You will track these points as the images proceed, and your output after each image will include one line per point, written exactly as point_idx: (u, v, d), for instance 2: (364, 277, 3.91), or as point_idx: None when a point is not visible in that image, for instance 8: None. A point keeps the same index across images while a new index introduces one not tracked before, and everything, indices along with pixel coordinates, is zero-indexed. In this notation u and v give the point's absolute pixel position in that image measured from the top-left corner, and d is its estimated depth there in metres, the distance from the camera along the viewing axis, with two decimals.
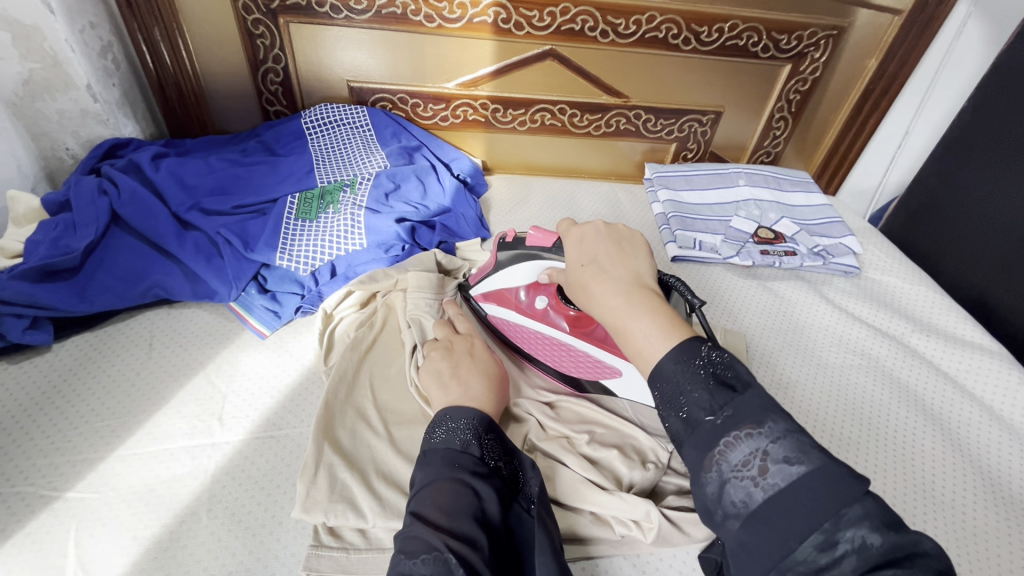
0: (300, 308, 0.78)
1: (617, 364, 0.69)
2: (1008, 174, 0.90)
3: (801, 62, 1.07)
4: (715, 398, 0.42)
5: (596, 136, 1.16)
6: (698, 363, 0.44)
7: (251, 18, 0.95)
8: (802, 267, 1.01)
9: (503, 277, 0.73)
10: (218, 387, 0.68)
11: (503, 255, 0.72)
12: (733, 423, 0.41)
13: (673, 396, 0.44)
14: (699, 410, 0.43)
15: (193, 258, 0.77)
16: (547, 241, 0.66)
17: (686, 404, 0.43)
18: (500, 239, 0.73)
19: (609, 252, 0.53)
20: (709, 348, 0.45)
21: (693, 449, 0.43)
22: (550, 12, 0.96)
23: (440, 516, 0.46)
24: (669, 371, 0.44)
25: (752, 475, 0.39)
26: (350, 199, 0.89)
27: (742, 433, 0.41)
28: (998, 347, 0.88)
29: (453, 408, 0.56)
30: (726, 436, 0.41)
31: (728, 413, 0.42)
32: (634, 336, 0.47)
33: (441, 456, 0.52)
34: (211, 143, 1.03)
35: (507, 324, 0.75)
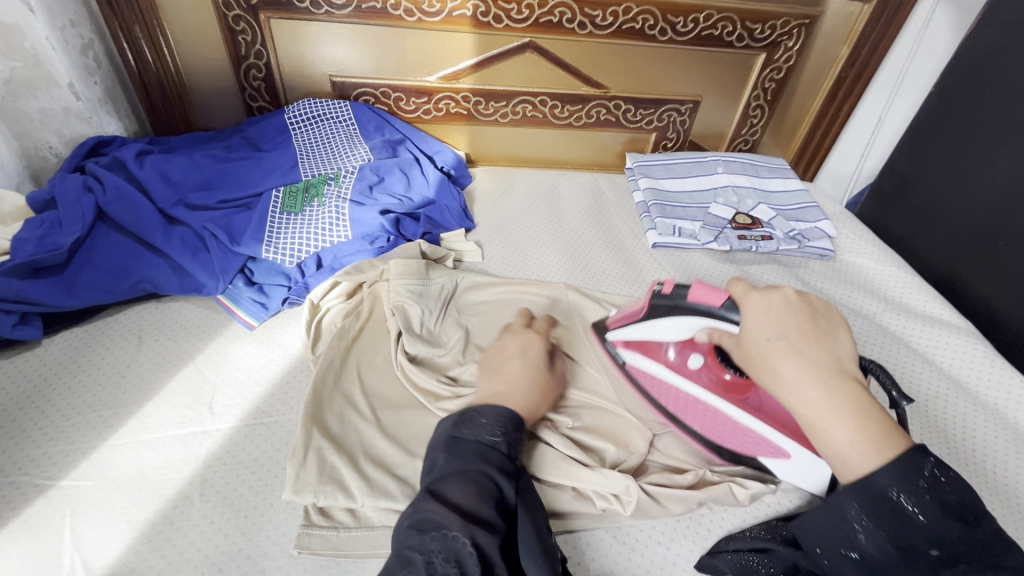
0: (286, 300, 0.80)
1: (785, 444, 0.61)
2: (973, 157, 0.94)
3: (775, 51, 1.10)
4: (945, 531, 0.45)
5: (577, 127, 1.18)
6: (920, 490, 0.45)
7: (231, 15, 0.95)
8: (778, 251, 1.03)
9: (656, 331, 0.67)
10: (207, 378, 0.70)
11: (659, 307, 0.65)
12: (953, 555, 0.45)
13: (881, 515, 0.46)
14: (928, 544, 0.45)
15: (179, 252, 0.78)
16: (716, 299, 0.59)
17: (906, 531, 0.45)
18: (656, 287, 0.65)
19: (799, 327, 0.52)
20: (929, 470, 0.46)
21: (889, 567, 0.46)
22: (528, 5, 0.98)
23: (465, 504, 0.48)
24: (889, 495, 0.46)
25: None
26: (335, 192, 0.90)
27: (961, 572, 0.44)
28: (965, 324, 0.91)
29: (488, 406, 0.57)
30: (941, 573, 0.44)
31: (954, 546, 0.45)
32: (834, 442, 0.48)
33: (472, 447, 0.53)
34: (195, 140, 1.04)
35: (651, 379, 0.70)
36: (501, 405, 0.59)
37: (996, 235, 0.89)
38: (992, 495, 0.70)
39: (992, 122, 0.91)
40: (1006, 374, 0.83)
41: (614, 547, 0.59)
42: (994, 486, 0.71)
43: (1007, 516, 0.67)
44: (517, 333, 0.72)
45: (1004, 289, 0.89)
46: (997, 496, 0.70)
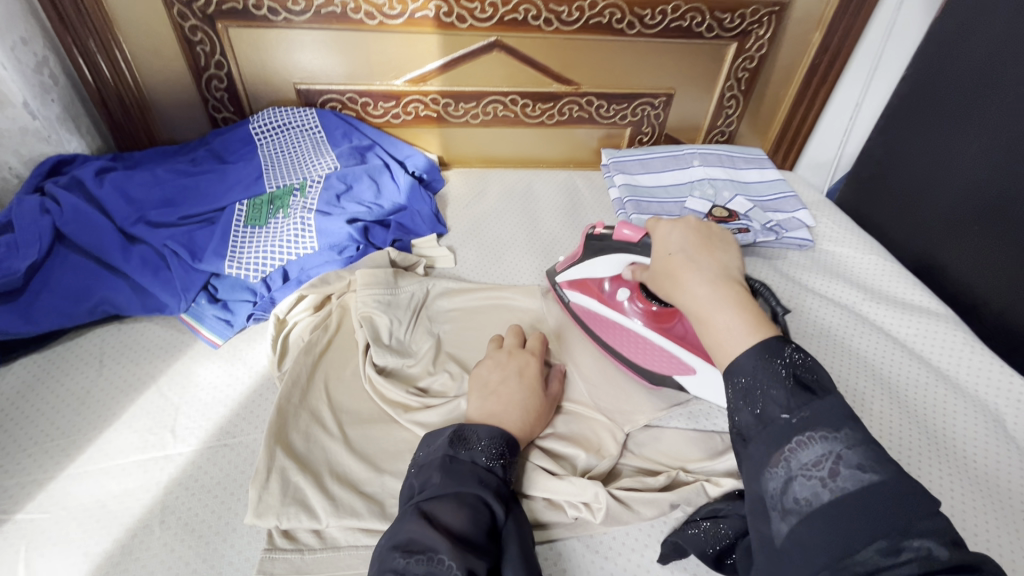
0: (252, 315, 0.78)
1: (693, 361, 0.68)
2: (947, 139, 0.93)
3: (747, 40, 1.08)
4: (792, 397, 0.42)
5: (550, 125, 1.16)
6: (780, 364, 0.43)
7: (188, 25, 0.93)
8: (757, 243, 1.01)
9: (591, 268, 0.75)
10: (170, 400, 0.68)
11: (595, 248, 0.74)
12: (803, 420, 0.40)
13: (748, 394, 0.43)
14: (774, 406, 0.42)
15: (140, 272, 0.77)
16: (633, 237, 0.67)
17: (764, 399, 0.43)
18: (591, 230, 0.75)
19: (694, 243, 0.55)
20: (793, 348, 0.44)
21: (762, 445, 0.41)
22: (492, 3, 0.96)
23: (458, 528, 0.48)
24: (750, 368, 0.44)
25: (821, 475, 0.38)
26: (300, 203, 0.89)
27: (817, 434, 0.40)
28: (945, 310, 0.90)
29: (483, 426, 0.57)
30: (798, 435, 0.40)
31: (809, 415, 0.41)
32: (713, 329, 0.48)
33: (469, 470, 0.53)
34: (160, 154, 1.02)
35: (589, 313, 0.78)
36: (497, 425, 0.59)
37: (973, 219, 0.88)
38: (975, 485, 0.68)
39: (966, 104, 0.89)
40: (987, 360, 0.82)
41: (587, 557, 0.58)
42: (976, 476, 0.69)
43: (991, 507, 0.66)
44: (512, 351, 0.70)
45: (983, 274, 0.88)
46: (981, 486, 0.68)
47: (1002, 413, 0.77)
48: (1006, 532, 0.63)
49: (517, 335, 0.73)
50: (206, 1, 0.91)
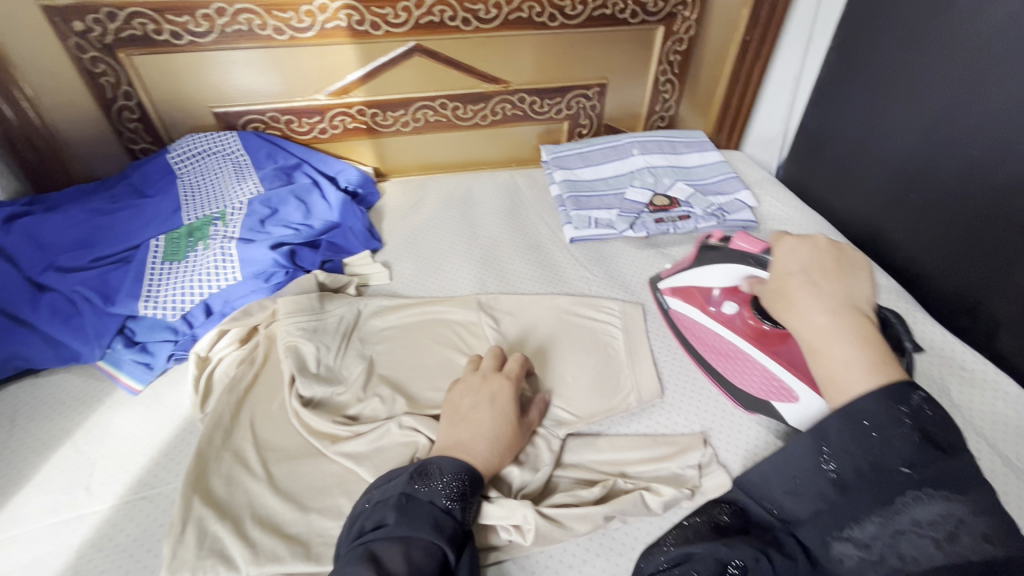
0: (173, 355, 0.75)
1: (797, 388, 0.64)
2: (877, 107, 0.92)
3: (673, 22, 1.06)
4: (921, 453, 0.40)
5: (485, 126, 1.13)
6: (906, 413, 0.41)
7: (88, 57, 0.90)
8: (698, 229, 1.00)
9: (701, 275, 0.75)
10: (86, 455, 0.65)
11: (708, 251, 0.75)
12: (927, 477, 0.39)
13: (859, 435, 0.42)
14: (897, 458, 0.40)
15: (49, 322, 0.73)
16: (754, 247, 0.68)
17: (881, 451, 0.41)
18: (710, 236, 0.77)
19: (822, 266, 0.51)
20: (918, 398, 0.41)
21: (864, 495, 0.42)
22: (404, 7, 0.93)
23: (400, 572, 0.45)
24: (872, 413, 0.41)
25: (937, 536, 0.38)
26: (221, 232, 0.85)
27: (939, 493, 0.39)
28: (887, 280, 0.89)
29: (448, 458, 0.55)
30: (913, 493, 0.40)
31: (927, 468, 0.40)
32: (829, 363, 0.45)
33: (426, 511, 0.50)
34: (78, 193, 0.97)
35: (690, 323, 0.78)
36: (461, 458, 0.56)
37: (908, 187, 0.88)
38: None
39: (892, 70, 0.88)
40: (930, 328, 0.81)
41: None
42: None
43: None
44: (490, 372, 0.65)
45: (924, 240, 0.86)
46: None
47: (945, 381, 0.75)
48: None
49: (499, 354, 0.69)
50: (103, 31, 0.87)
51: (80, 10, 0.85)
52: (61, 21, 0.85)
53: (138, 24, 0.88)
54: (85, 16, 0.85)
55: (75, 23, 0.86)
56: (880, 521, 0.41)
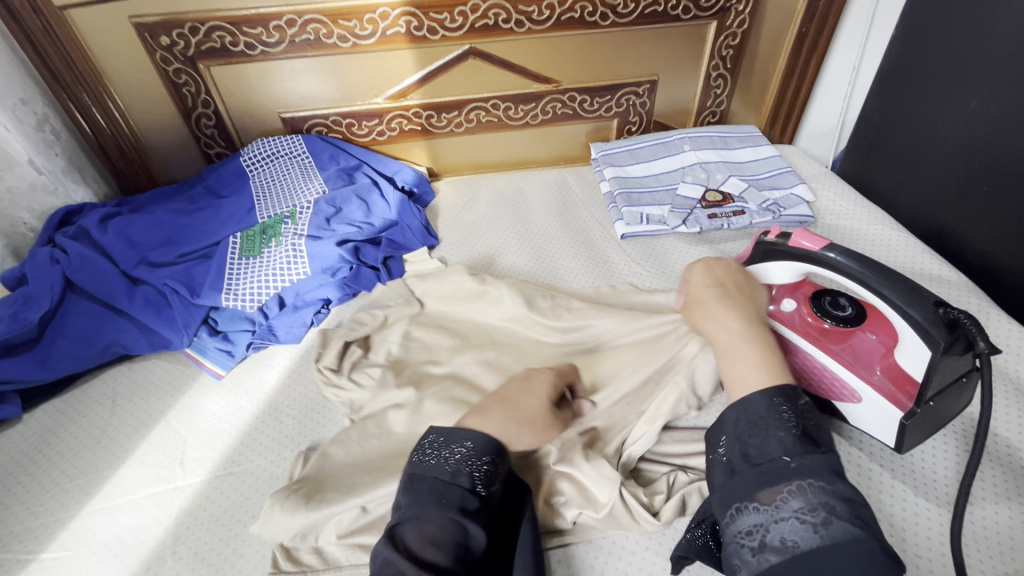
0: (251, 344, 0.81)
1: (858, 388, 0.64)
2: (943, 97, 0.89)
3: (726, 17, 1.05)
4: (797, 443, 0.47)
5: (536, 125, 1.15)
6: (789, 408, 0.49)
7: (172, 69, 0.97)
8: (753, 224, 0.99)
9: (758, 272, 0.74)
10: (179, 433, 0.71)
11: (763, 249, 0.72)
12: (803, 467, 0.45)
13: (753, 425, 0.49)
14: (782, 448, 0.47)
15: (144, 312, 0.80)
16: (815, 245, 0.65)
17: (771, 440, 0.48)
18: (764, 234, 0.73)
19: (727, 284, 0.63)
20: (803, 403, 0.50)
21: (750, 479, 0.46)
22: (460, 12, 0.96)
23: (419, 549, 0.47)
24: (758, 407, 0.50)
25: (814, 522, 0.43)
26: (291, 230, 0.91)
27: (810, 483, 0.44)
28: (956, 275, 0.86)
29: (447, 428, 0.56)
30: (789, 482, 0.45)
31: (803, 455, 0.46)
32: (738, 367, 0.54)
33: (429, 486, 0.51)
34: (161, 195, 1.05)
35: None
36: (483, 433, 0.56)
37: (980, 177, 0.84)
38: (997, 469, 0.63)
39: (957, 58, 0.85)
40: (1005, 324, 0.78)
41: (587, 562, 0.58)
42: (1001, 459, 0.64)
43: (1012, 487, 0.61)
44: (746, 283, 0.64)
45: (997, 232, 0.83)
46: (1003, 469, 0.63)
47: None
48: None
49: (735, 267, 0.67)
50: (185, 44, 0.94)
51: (166, 25, 0.92)
52: (150, 36, 0.93)
53: (217, 37, 0.94)
54: (170, 31, 0.92)
55: (162, 38, 0.93)
56: (757, 506, 0.45)
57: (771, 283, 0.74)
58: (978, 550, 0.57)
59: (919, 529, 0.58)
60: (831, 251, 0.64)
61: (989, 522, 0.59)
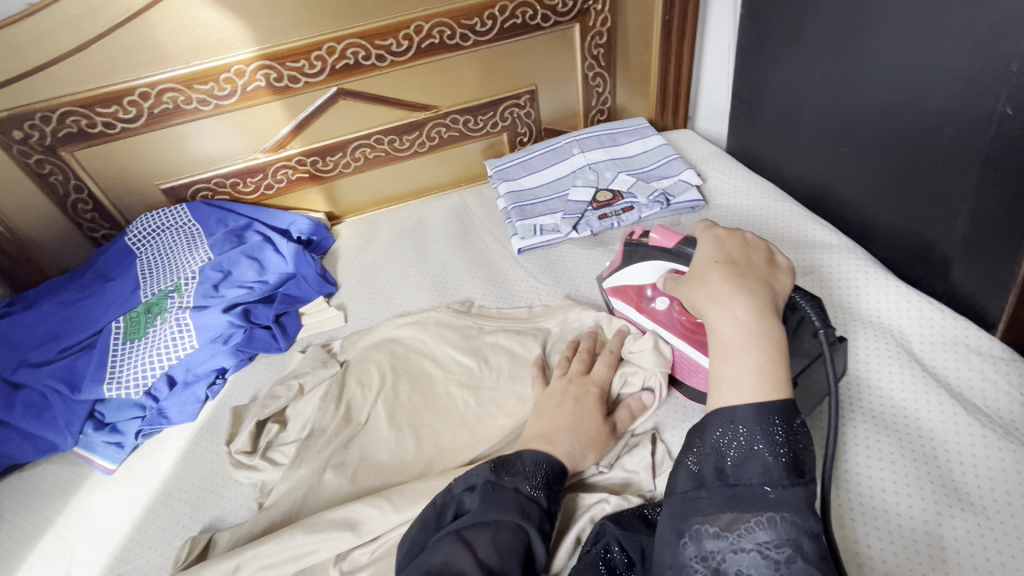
0: (141, 432, 0.79)
1: None
2: (798, 64, 0.90)
3: (587, 18, 1.06)
4: (784, 472, 0.42)
5: (426, 152, 1.15)
6: (778, 431, 0.43)
7: (33, 160, 0.95)
8: (644, 218, 0.99)
9: (631, 275, 0.75)
10: (67, 540, 0.69)
11: (630, 252, 0.73)
12: (782, 499, 0.41)
13: (733, 438, 0.44)
14: (763, 475, 0.42)
15: (23, 418, 0.77)
16: (671, 242, 0.66)
17: (754, 455, 0.43)
18: (630, 236, 0.74)
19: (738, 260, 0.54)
20: (799, 423, 0.44)
21: (717, 500, 0.42)
22: (317, 56, 0.96)
23: (489, 561, 0.45)
24: (746, 418, 0.44)
25: (778, 559, 0.39)
26: (176, 303, 0.88)
27: (785, 519, 0.40)
28: (838, 239, 0.86)
29: (534, 456, 0.56)
30: (762, 514, 0.41)
31: (787, 486, 0.41)
32: (730, 372, 0.46)
33: (512, 499, 0.50)
34: (51, 287, 1.02)
35: (630, 319, 0.78)
36: (545, 452, 0.57)
37: (843, 138, 0.85)
38: (882, 433, 0.63)
39: (803, 25, 0.86)
40: (883, 283, 0.78)
41: None
42: (885, 421, 0.65)
43: (895, 449, 0.62)
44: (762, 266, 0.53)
45: (867, 191, 0.83)
46: (888, 432, 0.63)
47: (905, 336, 0.73)
48: (916, 476, 0.59)
49: (763, 249, 0.56)
50: (41, 134, 0.92)
51: (17, 119, 0.90)
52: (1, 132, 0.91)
53: (72, 122, 0.92)
54: (22, 124, 0.91)
55: (14, 131, 0.91)
56: (717, 530, 0.41)
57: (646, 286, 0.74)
58: (862, 518, 0.57)
59: None
60: (689, 246, 0.63)
61: (873, 487, 0.59)
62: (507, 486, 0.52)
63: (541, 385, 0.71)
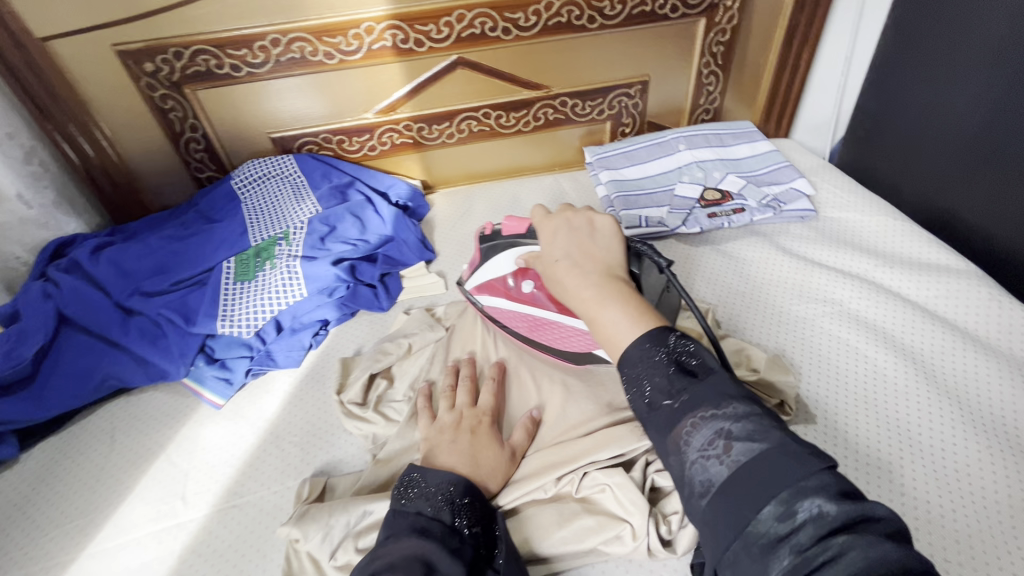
0: (250, 371, 0.80)
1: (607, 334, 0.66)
2: (942, 81, 0.87)
3: (715, 13, 1.04)
4: (673, 382, 0.45)
5: (529, 132, 1.14)
6: (663, 352, 0.47)
7: (158, 94, 0.96)
8: (754, 222, 0.98)
9: (492, 269, 0.76)
10: (178, 467, 0.70)
11: (488, 247, 0.76)
12: (686, 403, 0.44)
13: (639, 377, 0.47)
14: (661, 393, 0.45)
15: (138, 343, 0.79)
16: (522, 227, 0.73)
17: (651, 385, 0.46)
18: (483, 233, 0.77)
19: (580, 245, 0.58)
20: (675, 341, 0.48)
21: (658, 430, 0.45)
22: (446, 22, 0.95)
23: None
24: (635, 358, 0.47)
25: (719, 453, 0.40)
26: (286, 251, 0.89)
27: (703, 416, 0.43)
28: (966, 265, 0.83)
29: (433, 470, 0.55)
30: (687, 419, 0.43)
31: (684, 391, 0.45)
32: (605, 322, 0.51)
33: (410, 521, 0.49)
34: (153, 221, 1.04)
35: (502, 313, 0.75)
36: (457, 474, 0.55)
37: (984, 163, 0.82)
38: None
39: (957, 41, 0.84)
40: (1017, 314, 0.75)
41: None
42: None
43: None
44: (593, 244, 0.58)
45: (1004, 220, 0.81)
46: None
47: None
48: None
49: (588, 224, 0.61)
50: (170, 69, 0.93)
51: (150, 51, 0.91)
52: (134, 63, 0.92)
53: (202, 60, 0.93)
54: (155, 57, 0.92)
55: (146, 63, 0.92)
56: (673, 449, 0.43)
57: (508, 275, 0.74)
58: (1011, 544, 0.55)
59: (957, 534, 0.56)
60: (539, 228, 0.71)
61: (1019, 513, 0.57)
62: (408, 506, 0.51)
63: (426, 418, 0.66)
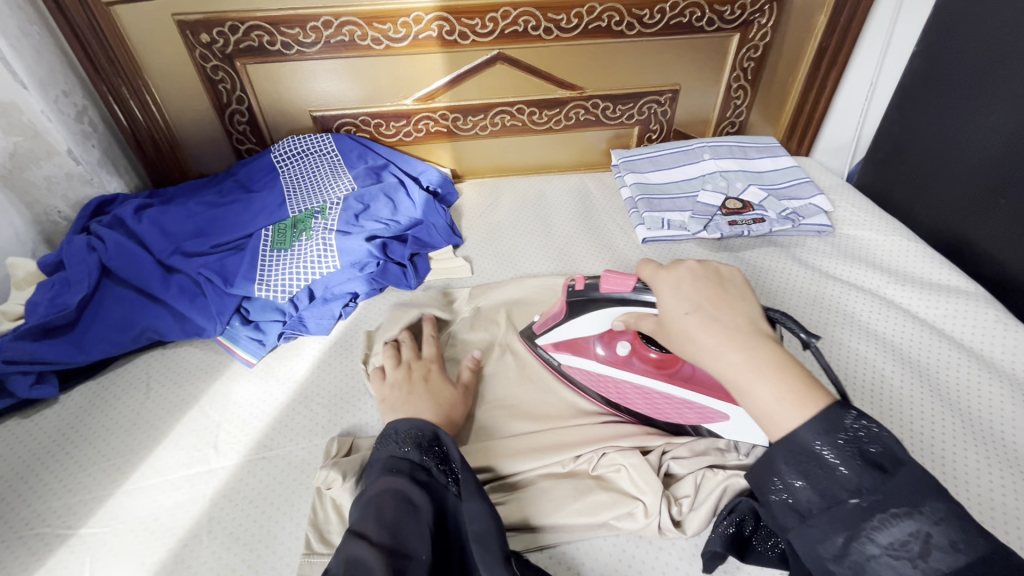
0: (283, 334, 0.83)
1: (721, 406, 0.65)
2: (964, 111, 0.91)
3: (749, 30, 1.08)
4: (862, 478, 0.42)
5: (559, 130, 1.18)
6: (842, 439, 0.43)
7: (209, 65, 0.99)
8: (773, 232, 1.01)
9: (578, 327, 0.72)
10: (211, 417, 0.73)
11: (576, 304, 0.70)
12: (874, 502, 0.41)
13: (805, 467, 0.44)
14: (843, 489, 0.42)
15: (178, 299, 0.82)
16: (627, 286, 0.65)
17: (821, 474, 0.43)
18: (569, 287, 0.71)
19: (709, 297, 0.54)
20: (850, 418, 0.44)
21: (822, 525, 0.42)
22: (491, 18, 0.99)
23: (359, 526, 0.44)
24: (806, 443, 0.44)
25: (911, 556, 0.39)
26: (322, 224, 0.92)
27: (898, 514, 0.40)
28: (975, 287, 0.87)
29: (404, 421, 0.56)
30: (874, 517, 0.41)
31: (873, 492, 0.41)
32: (759, 401, 0.47)
33: (382, 465, 0.51)
34: (191, 187, 1.07)
35: (588, 375, 0.73)
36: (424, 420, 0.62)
37: (999, 190, 0.85)
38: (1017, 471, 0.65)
39: (981, 74, 0.87)
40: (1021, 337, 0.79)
41: (613, 555, 0.59)
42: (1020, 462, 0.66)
43: None
44: (723, 297, 0.54)
45: (1015, 248, 0.84)
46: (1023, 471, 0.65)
47: None
48: None
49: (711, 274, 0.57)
50: (224, 42, 0.97)
51: (207, 23, 0.95)
52: (191, 33, 0.96)
53: (255, 36, 0.97)
54: (211, 28, 0.95)
55: (202, 34, 0.96)
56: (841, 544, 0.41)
57: (597, 340, 0.73)
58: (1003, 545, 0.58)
59: None
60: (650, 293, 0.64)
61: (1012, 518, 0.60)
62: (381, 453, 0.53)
63: (377, 378, 0.71)
